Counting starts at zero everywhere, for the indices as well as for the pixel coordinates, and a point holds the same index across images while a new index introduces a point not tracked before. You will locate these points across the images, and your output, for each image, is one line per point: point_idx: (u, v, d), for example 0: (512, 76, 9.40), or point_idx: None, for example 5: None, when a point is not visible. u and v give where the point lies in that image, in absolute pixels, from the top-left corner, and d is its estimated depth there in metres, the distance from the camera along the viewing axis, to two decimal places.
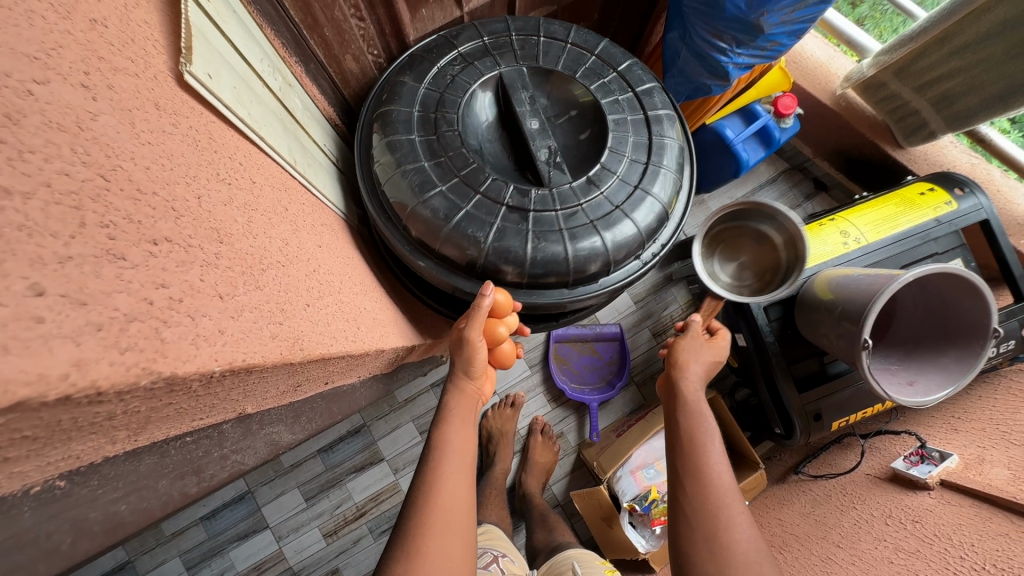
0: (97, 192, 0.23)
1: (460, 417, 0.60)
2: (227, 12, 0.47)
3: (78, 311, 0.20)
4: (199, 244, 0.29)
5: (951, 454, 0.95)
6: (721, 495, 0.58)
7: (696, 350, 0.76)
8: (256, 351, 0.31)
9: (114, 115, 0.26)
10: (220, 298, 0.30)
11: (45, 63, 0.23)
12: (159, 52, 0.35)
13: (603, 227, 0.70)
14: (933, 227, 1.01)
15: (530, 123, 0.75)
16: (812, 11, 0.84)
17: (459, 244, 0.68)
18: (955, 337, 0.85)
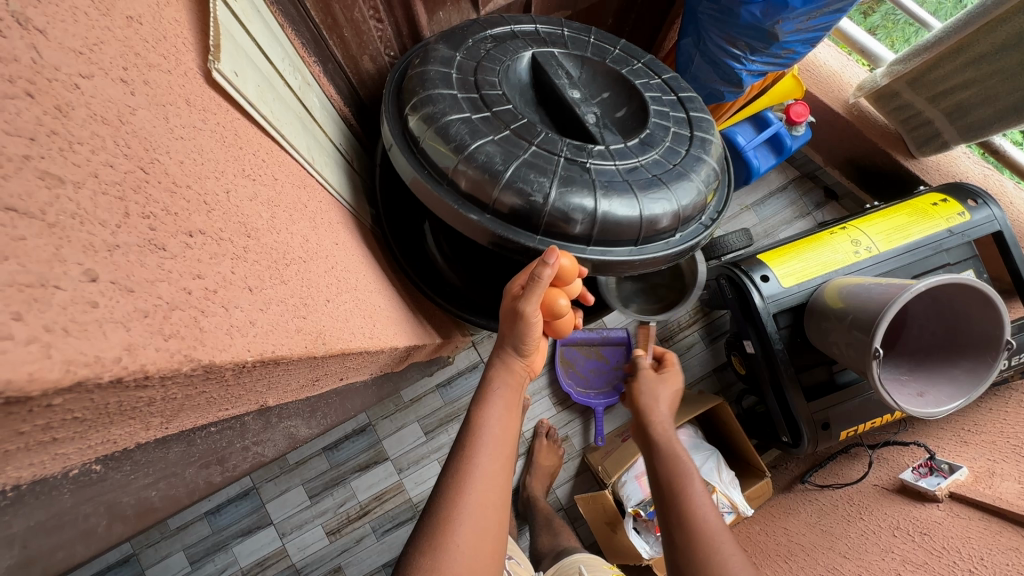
0: (138, 184, 0.23)
1: (504, 402, 0.60)
2: (252, 12, 0.48)
3: (126, 298, 0.21)
4: (228, 237, 0.30)
5: (960, 467, 0.94)
6: (712, 534, 0.58)
7: (658, 392, 0.81)
8: (284, 344, 0.31)
9: (150, 110, 0.27)
10: (250, 291, 0.30)
11: (93, 61, 0.23)
12: (190, 48, 0.35)
13: (668, 181, 0.67)
14: (946, 237, 1.01)
15: (573, 93, 0.73)
16: (828, 19, 0.84)
17: (522, 191, 0.61)
18: (966, 350, 0.84)
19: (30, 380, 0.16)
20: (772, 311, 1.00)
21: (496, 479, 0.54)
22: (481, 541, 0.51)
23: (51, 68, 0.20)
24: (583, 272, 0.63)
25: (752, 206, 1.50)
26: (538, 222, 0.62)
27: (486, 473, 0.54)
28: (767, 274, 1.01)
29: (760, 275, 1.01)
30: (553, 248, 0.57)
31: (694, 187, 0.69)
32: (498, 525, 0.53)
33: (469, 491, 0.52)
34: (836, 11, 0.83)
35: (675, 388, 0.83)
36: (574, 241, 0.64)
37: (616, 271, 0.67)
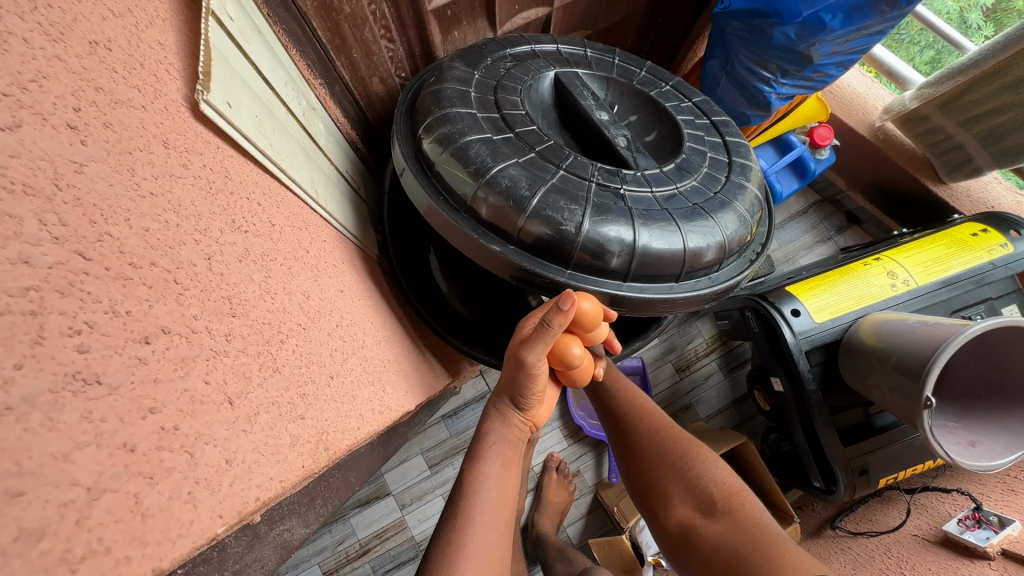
0: (70, 279, 0.18)
1: (504, 457, 0.54)
2: (252, 33, 0.43)
3: (8, 508, 0.15)
4: (206, 325, 0.26)
5: (1011, 521, 0.87)
6: (636, 422, 0.69)
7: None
8: (273, 478, 0.28)
9: (107, 162, 0.22)
10: (230, 405, 0.26)
11: (28, 115, 0.18)
12: (174, 76, 0.30)
13: (710, 208, 0.61)
14: (988, 270, 0.95)
15: (602, 114, 0.68)
16: (864, 42, 0.79)
17: (551, 219, 0.54)
18: (1017, 397, 0.78)
19: None
20: (803, 348, 0.93)
21: (493, 555, 0.48)
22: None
23: None
24: (613, 316, 0.56)
25: None
26: (569, 256, 0.56)
27: (483, 549, 0.47)
28: (798, 308, 0.95)
29: (791, 309, 0.95)
30: (568, 291, 0.50)
31: (740, 219, 0.63)
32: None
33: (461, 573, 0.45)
34: (874, 34, 0.78)
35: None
36: (608, 277, 0.57)
37: (655, 310, 0.60)
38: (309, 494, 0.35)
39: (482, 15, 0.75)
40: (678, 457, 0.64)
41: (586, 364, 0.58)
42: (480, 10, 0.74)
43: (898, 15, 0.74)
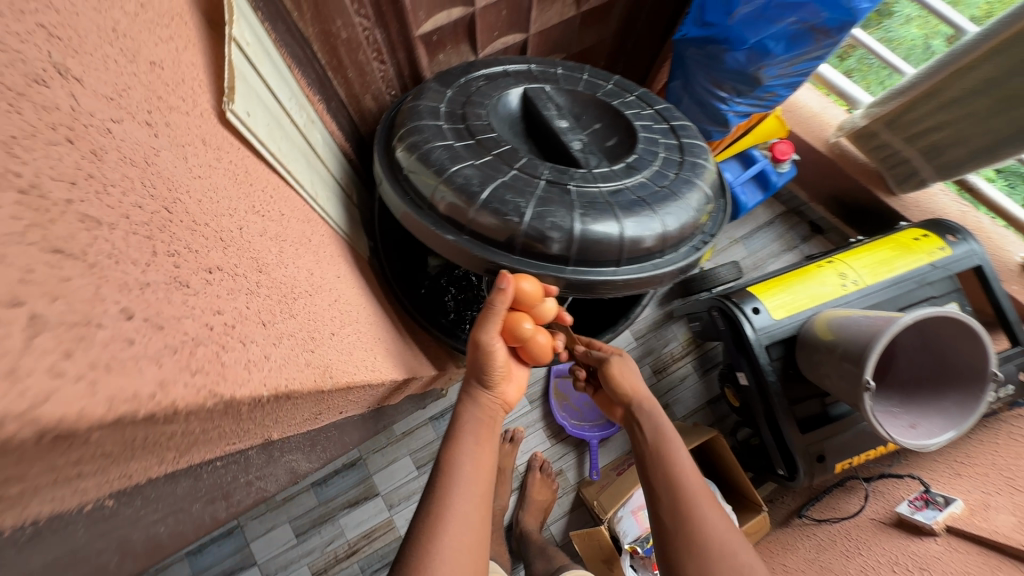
0: (163, 224, 0.25)
1: (473, 431, 0.61)
2: (264, 56, 0.50)
3: (155, 333, 0.22)
4: (241, 269, 0.32)
5: (955, 499, 0.95)
6: (703, 505, 0.63)
7: (630, 366, 0.78)
8: (295, 378, 0.33)
9: (172, 150, 0.28)
10: (263, 325, 0.32)
11: (124, 112, 0.25)
12: (204, 91, 0.37)
13: (651, 201, 0.69)
14: (930, 270, 1.04)
15: (560, 123, 0.77)
16: (807, 66, 0.88)
17: (499, 211, 0.63)
18: (954, 381, 0.85)
19: (82, 416, 0.16)
20: (764, 343, 1.01)
21: (469, 523, 0.54)
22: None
23: (87, 113, 0.22)
24: (552, 290, 0.64)
25: (740, 239, 1.54)
26: (514, 243, 0.64)
27: (462, 516, 0.53)
28: (757, 306, 1.03)
29: (751, 307, 1.03)
30: (505, 273, 0.60)
31: (680, 209, 0.70)
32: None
33: (447, 532, 0.52)
34: (814, 59, 0.87)
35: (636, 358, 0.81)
36: (554, 263, 0.65)
37: (598, 293, 0.67)
38: (315, 438, 0.42)
39: (465, 40, 0.83)
40: (734, 561, 0.60)
41: (546, 341, 0.64)
42: (462, 36, 0.81)
43: (832, 43, 0.83)
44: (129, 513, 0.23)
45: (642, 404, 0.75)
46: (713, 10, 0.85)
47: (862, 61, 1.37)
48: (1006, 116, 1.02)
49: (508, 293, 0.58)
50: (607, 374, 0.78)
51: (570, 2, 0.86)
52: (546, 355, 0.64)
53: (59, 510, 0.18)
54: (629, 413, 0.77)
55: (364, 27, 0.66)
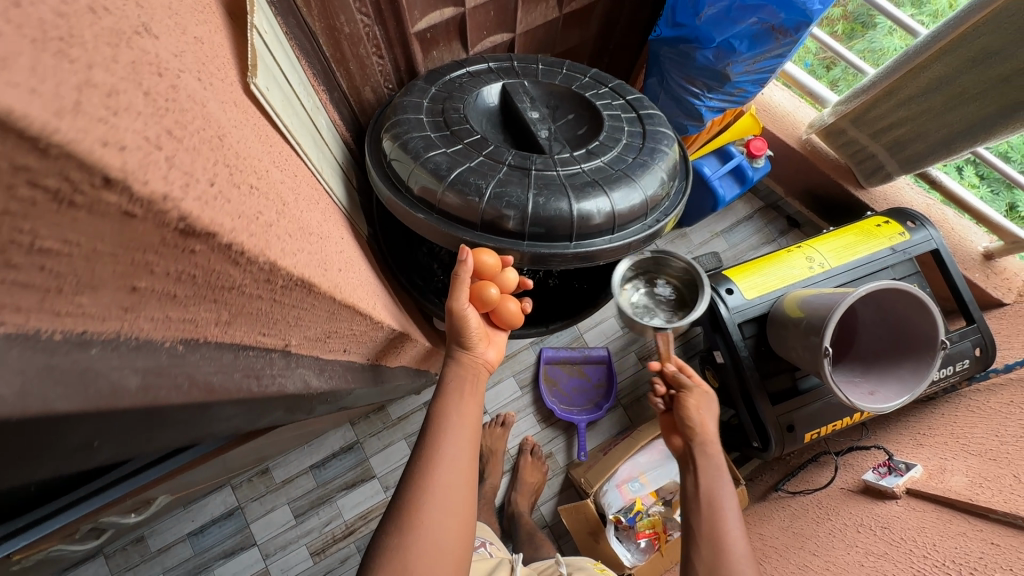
0: (224, 139, 0.30)
1: (456, 389, 0.66)
2: (278, 45, 0.57)
3: (235, 200, 0.27)
4: (273, 187, 0.36)
5: (915, 465, 1.02)
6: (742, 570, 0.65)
7: (707, 405, 0.80)
8: (308, 268, 0.35)
9: (219, 99, 0.35)
10: (292, 231, 0.35)
11: (186, 63, 0.31)
12: (233, 67, 0.44)
13: (600, 180, 0.77)
14: (890, 254, 1.11)
15: (533, 113, 0.84)
16: (771, 64, 0.96)
17: (462, 191, 0.73)
18: (908, 351, 0.92)
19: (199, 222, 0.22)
20: (736, 322, 1.09)
21: (463, 460, 0.61)
22: (449, 527, 0.58)
23: (165, 56, 0.28)
24: (507, 259, 0.73)
25: (721, 233, 1.62)
26: (474, 218, 0.74)
27: (451, 459, 0.61)
28: (731, 288, 1.11)
29: (725, 288, 1.10)
30: (464, 248, 0.69)
31: (631, 188, 0.77)
32: (453, 508, 0.59)
33: (436, 474, 0.59)
34: (777, 57, 0.94)
35: (715, 400, 0.81)
36: (509, 238, 0.75)
37: (552, 264, 0.77)
38: (326, 367, 0.48)
39: (456, 38, 0.90)
40: None
41: (516, 309, 0.72)
42: (454, 34, 0.89)
43: (792, 42, 0.91)
44: (194, 358, 0.27)
45: (706, 446, 0.76)
46: (683, 13, 0.94)
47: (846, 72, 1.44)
48: (959, 111, 1.10)
49: (468, 262, 0.68)
50: (682, 405, 0.80)
51: (553, 5, 0.94)
52: (515, 318, 0.72)
53: (153, 334, 0.24)
54: (689, 449, 0.78)
55: (364, 24, 0.74)
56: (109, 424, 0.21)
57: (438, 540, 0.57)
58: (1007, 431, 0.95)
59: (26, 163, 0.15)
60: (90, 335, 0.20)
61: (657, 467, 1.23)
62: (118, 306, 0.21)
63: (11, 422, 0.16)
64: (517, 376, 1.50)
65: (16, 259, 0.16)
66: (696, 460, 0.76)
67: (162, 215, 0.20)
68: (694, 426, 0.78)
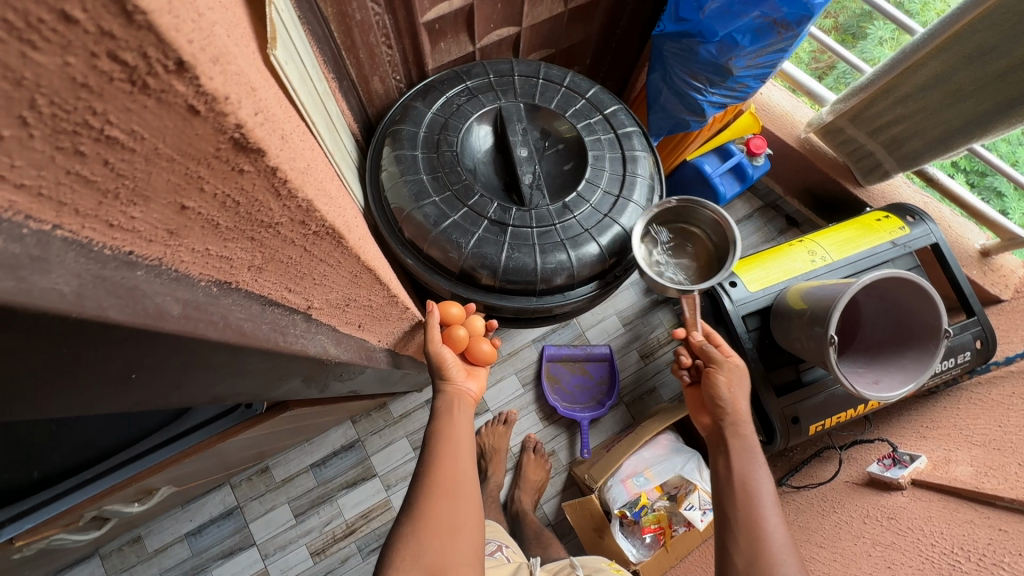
0: (254, 89, 0.31)
1: (450, 411, 0.73)
2: (293, 24, 0.56)
3: (270, 135, 0.27)
4: (299, 146, 0.37)
5: (920, 456, 1.02)
6: (782, 556, 0.63)
7: (739, 381, 0.84)
8: (335, 230, 0.36)
9: (247, 57, 0.36)
10: (321, 190, 0.36)
11: (220, 18, 0.32)
12: (255, 38, 0.44)
13: (565, 235, 0.87)
14: (890, 248, 1.13)
15: (521, 150, 0.89)
16: (772, 58, 0.98)
17: (444, 246, 0.84)
18: (912, 340, 0.93)
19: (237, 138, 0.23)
20: (741, 314, 1.09)
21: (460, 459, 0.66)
22: (455, 502, 0.62)
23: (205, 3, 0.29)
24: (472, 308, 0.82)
25: None
26: (455, 266, 0.86)
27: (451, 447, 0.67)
28: (735, 281, 1.11)
29: (729, 281, 1.10)
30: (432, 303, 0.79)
31: (593, 248, 0.88)
32: (449, 489, 0.63)
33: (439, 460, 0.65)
34: (778, 51, 0.96)
35: (746, 376, 0.85)
36: (482, 290, 0.87)
37: (514, 311, 0.90)
38: (343, 337, 0.48)
39: (464, 31, 0.90)
40: None
41: (489, 348, 0.80)
42: (462, 27, 0.89)
43: (793, 36, 0.92)
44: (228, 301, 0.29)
45: (737, 424, 0.79)
46: (686, 8, 0.95)
47: (840, 79, 1.47)
48: (957, 107, 1.12)
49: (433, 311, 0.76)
50: (713, 383, 0.84)
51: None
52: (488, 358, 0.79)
53: (191, 269, 0.26)
54: (720, 428, 0.81)
55: (375, 12, 0.74)
56: (150, 351, 0.22)
57: (443, 514, 0.61)
58: (1009, 421, 0.96)
59: (111, 30, 0.17)
60: (136, 257, 0.23)
61: (662, 462, 1.21)
62: (163, 229, 0.24)
63: (68, 320, 0.17)
64: (519, 374, 1.50)
65: (85, 148, 0.19)
66: (727, 442, 0.77)
67: (221, 120, 0.23)
68: (726, 404, 0.82)
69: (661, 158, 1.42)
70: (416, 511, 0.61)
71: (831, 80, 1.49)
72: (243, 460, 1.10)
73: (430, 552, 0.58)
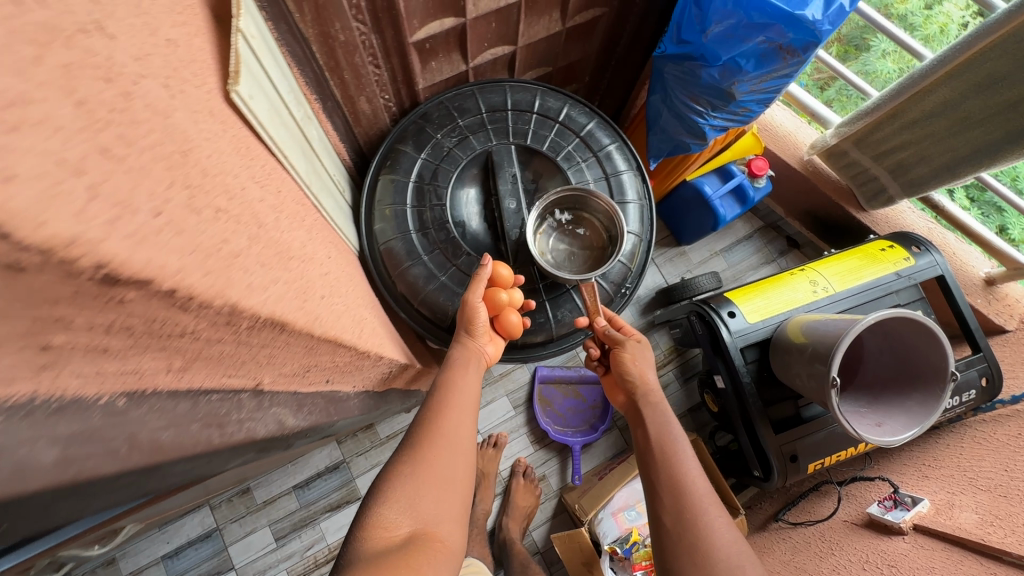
0: (152, 169, 0.29)
1: (463, 366, 0.72)
2: (266, 49, 0.53)
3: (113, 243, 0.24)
4: (228, 224, 0.37)
5: (922, 500, 0.98)
6: (708, 508, 0.62)
7: (643, 355, 0.79)
8: (288, 312, 0.41)
9: (186, 115, 0.35)
10: (252, 286, 0.37)
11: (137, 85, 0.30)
12: (212, 74, 0.41)
13: (547, 292, 0.86)
14: (895, 279, 1.09)
15: (509, 203, 0.84)
16: (776, 83, 0.94)
17: (434, 307, 0.83)
18: (916, 381, 0.89)
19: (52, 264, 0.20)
20: (739, 346, 1.05)
21: (456, 475, 0.60)
22: (451, 459, 0.61)
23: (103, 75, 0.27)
24: (520, 280, 0.82)
25: (721, 252, 1.61)
26: (445, 320, 0.84)
27: (452, 446, 0.62)
28: (733, 311, 1.07)
29: (727, 311, 1.07)
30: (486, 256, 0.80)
31: (574, 307, 0.87)
32: (445, 441, 0.62)
33: (435, 468, 0.59)
34: (783, 76, 0.93)
35: (649, 347, 0.80)
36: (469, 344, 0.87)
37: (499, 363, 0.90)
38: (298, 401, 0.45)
39: (456, 49, 0.86)
40: (733, 566, 0.57)
41: (518, 321, 0.79)
42: (454, 45, 0.85)
43: (799, 61, 0.89)
44: (139, 413, 0.28)
45: (648, 395, 0.75)
46: (688, 29, 0.91)
47: (841, 92, 1.44)
48: (965, 136, 1.09)
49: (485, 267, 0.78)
50: (618, 360, 0.79)
51: (556, 18, 0.90)
52: (518, 330, 0.78)
53: (83, 391, 0.24)
54: (633, 403, 0.76)
55: (361, 32, 0.70)
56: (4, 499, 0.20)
57: (440, 467, 0.59)
58: (1015, 465, 0.92)
59: None
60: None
61: None
62: (22, 372, 0.21)
63: None
64: (510, 396, 1.46)
65: None
66: (641, 412, 0.74)
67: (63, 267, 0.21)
68: (635, 378, 0.77)
69: (661, 179, 1.37)
70: (414, 457, 0.60)
71: (832, 92, 1.45)
72: (221, 486, 1.07)
73: (427, 500, 0.57)
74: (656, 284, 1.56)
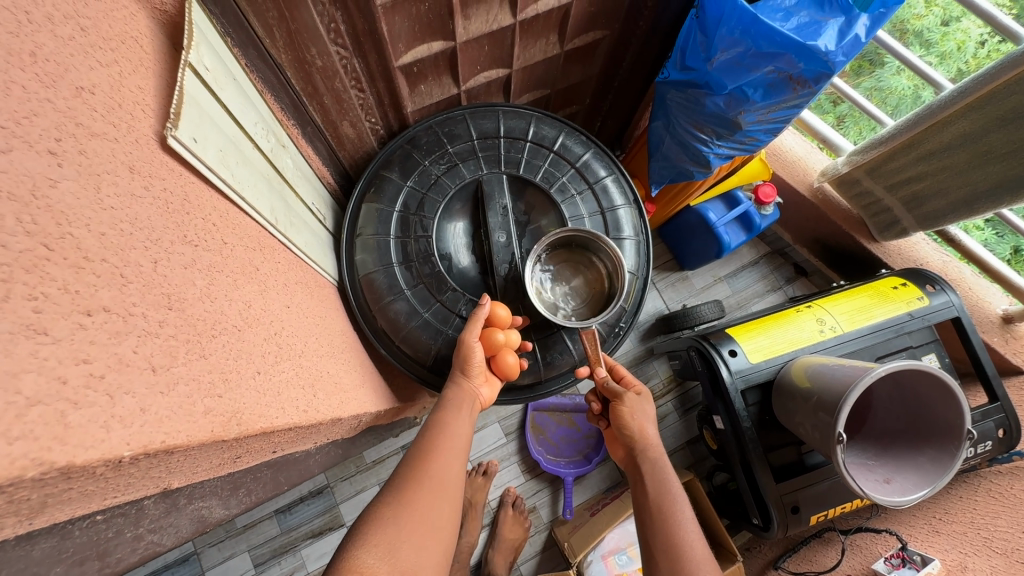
0: (35, 262, 0.26)
1: (457, 406, 0.68)
2: (226, 79, 0.51)
3: None
4: (141, 312, 0.34)
5: (932, 560, 0.91)
6: None
7: (642, 408, 0.74)
8: (180, 433, 0.34)
9: (76, 181, 0.30)
10: (151, 371, 0.33)
11: (18, 142, 0.27)
12: (147, 116, 0.39)
13: (536, 332, 0.81)
14: (907, 320, 1.03)
15: (498, 237, 0.80)
16: (786, 113, 0.89)
17: (416, 344, 0.79)
18: (931, 436, 0.83)
19: None
20: (740, 387, 1.00)
21: (432, 534, 0.54)
22: (440, 503, 0.56)
23: None
24: (519, 321, 0.78)
25: (725, 278, 1.56)
26: (427, 358, 0.80)
27: (439, 486, 0.58)
28: (735, 349, 1.02)
29: (729, 349, 1.01)
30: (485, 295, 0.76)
31: (565, 350, 0.82)
32: (435, 484, 0.57)
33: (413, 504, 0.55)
34: (792, 107, 0.88)
35: (649, 399, 0.75)
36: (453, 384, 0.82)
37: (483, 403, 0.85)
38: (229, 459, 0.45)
39: (447, 72, 0.82)
40: None
41: (514, 362, 0.75)
42: (444, 68, 0.80)
43: (809, 92, 0.84)
44: None
45: (647, 451, 0.70)
46: (693, 55, 0.86)
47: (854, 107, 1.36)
48: (984, 170, 1.03)
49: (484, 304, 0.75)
50: (616, 415, 0.74)
51: (553, 40, 0.86)
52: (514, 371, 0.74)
53: None
54: (632, 459, 0.71)
55: (341, 56, 0.65)
56: None
57: (428, 508, 0.55)
58: None
59: None
60: None
61: None
62: None
63: None
64: (502, 423, 1.40)
65: None
66: (638, 470, 0.69)
67: None
68: (634, 434, 0.72)
69: (664, 204, 1.32)
70: (399, 498, 0.55)
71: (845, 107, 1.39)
72: None
73: (406, 544, 0.52)
74: (657, 310, 1.51)
